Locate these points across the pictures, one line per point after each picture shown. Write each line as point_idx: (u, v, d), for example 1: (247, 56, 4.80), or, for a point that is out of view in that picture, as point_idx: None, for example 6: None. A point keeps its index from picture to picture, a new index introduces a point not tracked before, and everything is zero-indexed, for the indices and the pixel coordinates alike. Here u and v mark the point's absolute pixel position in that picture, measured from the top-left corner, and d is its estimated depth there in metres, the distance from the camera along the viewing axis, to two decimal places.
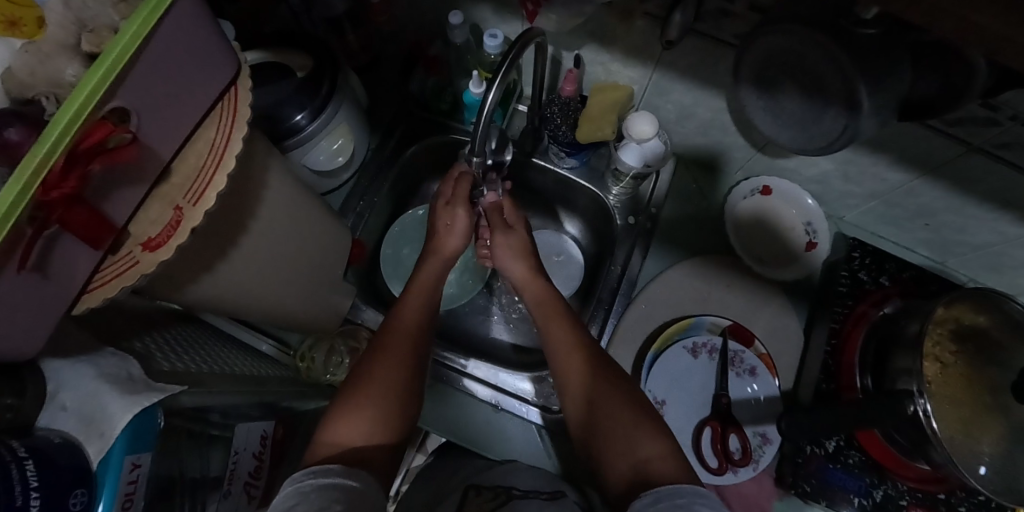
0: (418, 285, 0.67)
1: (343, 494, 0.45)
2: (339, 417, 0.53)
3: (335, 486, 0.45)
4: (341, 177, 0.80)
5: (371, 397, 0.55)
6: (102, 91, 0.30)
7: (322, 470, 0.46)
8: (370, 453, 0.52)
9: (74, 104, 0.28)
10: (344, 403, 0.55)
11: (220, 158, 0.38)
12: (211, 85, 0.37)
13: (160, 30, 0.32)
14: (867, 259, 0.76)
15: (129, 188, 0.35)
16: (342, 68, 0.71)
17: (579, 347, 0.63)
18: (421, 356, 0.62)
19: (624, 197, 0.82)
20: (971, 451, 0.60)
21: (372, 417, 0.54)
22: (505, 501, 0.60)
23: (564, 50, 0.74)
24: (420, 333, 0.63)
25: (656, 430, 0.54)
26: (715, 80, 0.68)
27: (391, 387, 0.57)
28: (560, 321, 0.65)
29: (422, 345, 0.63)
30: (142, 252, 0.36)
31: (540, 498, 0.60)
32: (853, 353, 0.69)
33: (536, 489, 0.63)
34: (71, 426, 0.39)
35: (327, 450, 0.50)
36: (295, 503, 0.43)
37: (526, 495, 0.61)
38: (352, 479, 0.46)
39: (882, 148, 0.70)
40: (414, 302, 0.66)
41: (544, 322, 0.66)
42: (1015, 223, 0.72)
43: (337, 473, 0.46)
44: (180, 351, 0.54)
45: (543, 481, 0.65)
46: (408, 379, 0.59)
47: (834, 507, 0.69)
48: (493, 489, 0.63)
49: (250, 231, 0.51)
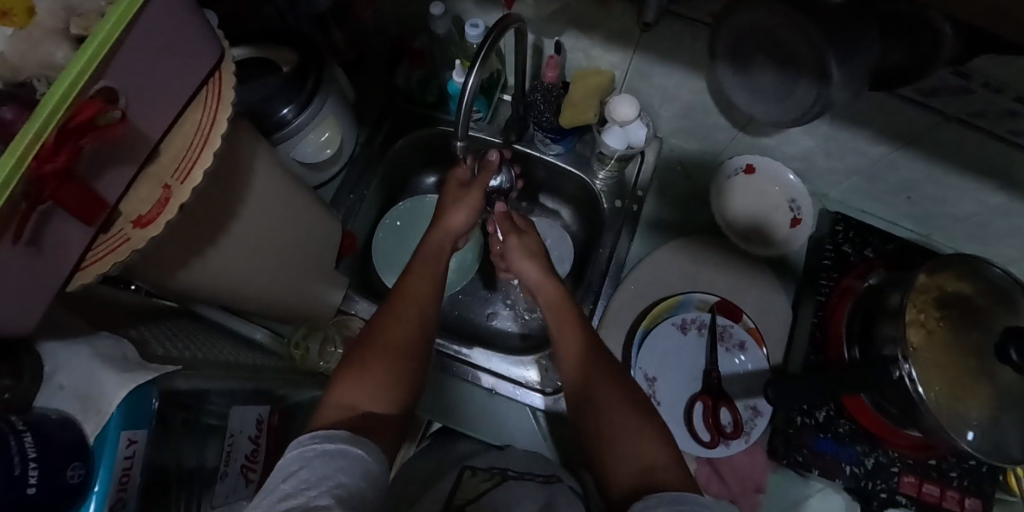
0: (423, 256, 0.70)
1: (348, 461, 0.46)
2: (344, 384, 0.55)
3: (341, 454, 0.46)
4: (329, 171, 0.81)
5: (377, 367, 0.57)
6: (91, 71, 0.31)
7: (327, 435, 0.48)
8: (373, 422, 0.53)
9: (65, 79, 0.30)
10: (348, 371, 0.57)
11: (206, 137, 0.39)
12: (197, 68, 0.39)
13: (145, 12, 0.33)
14: (851, 232, 0.78)
15: (120, 168, 0.36)
16: (328, 63, 0.72)
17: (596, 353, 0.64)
18: (429, 326, 0.64)
19: (610, 182, 0.83)
20: (958, 415, 0.61)
21: (377, 384, 0.56)
22: (500, 481, 0.61)
23: (544, 37, 0.75)
24: (429, 303, 0.66)
25: (650, 429, 0.56)
26: (694, 61, 0.69)
27: (393, 359, 0.58)
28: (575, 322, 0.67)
29: (428, 317, 0.65)
30: (133, 229, 0.37)
31: (534, 480, 0.61)
32: (840, 322, 0.71)
33: (532, 471, 0.64)
34: (66, 407, 0.40)
35: (334, 413, 0.52)
36: (298, 467, 0.44)
37: (521, 476, 0.62)
38: (357, 448, 0.47)
39: (859, 122, 0.71)
40: (421, 271, 0.68)
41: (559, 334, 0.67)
42: (995, 191, 0.73)
43: (344, 440, 0.47)
44: (175, 340, 0.55)
45: (536, 464, 0.66)
46: (416, 350, 0.61)
47: (826, 475, 0.70)
48: (488, 471, 0.64)
49: (240, 216, 0.52)
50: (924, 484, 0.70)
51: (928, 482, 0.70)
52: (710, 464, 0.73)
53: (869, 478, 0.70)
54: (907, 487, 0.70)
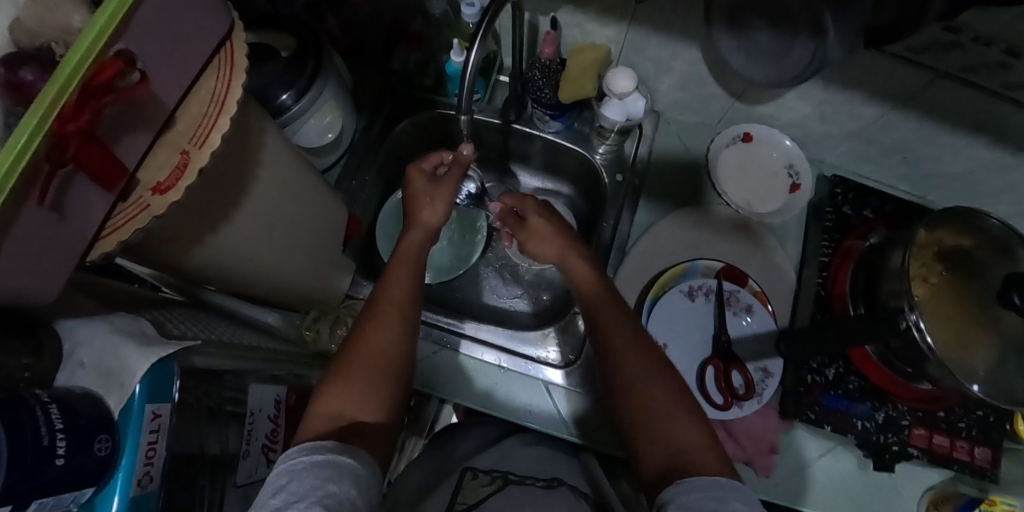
0: (402, 254, 0.69)
1: (337, 471, 0.45)
2: (329, 393, 0.54)
3: (329, 463, 0.46)
4: (330, 157, 0.81)
5: (362, 372, 0.56)
6: (109, 34, 0.32)
7: (315, 446, 0.47)
8: (362, 427, 0.52)
9: (86, 37, 0.30)
10: (332, 378, 0.55)
11: (221, 104, 0.40)
12: (210, 36, 0.39)
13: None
14: (850, 195, 0.79)
15: (139, 133, 0.36)
16: (326, 48, 0.73)
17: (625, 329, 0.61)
18: (410, 327, 0.62)
19: (609, 155, 0.84)
20: (966, 364, 0.63)
21: (363, 389, 0.55)
22: (501, 486, 0.60)
23: (540, 14, 0.76)
24: (411, 301, 0.64)
25: (680, 406, 0.54)
26: (689, 30, 0.70)
27: (378, 361, 0.57)
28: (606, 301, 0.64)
29: (411, 315, 0.63)
30: (152, 196, 0.38)
31: (536, 485, 0.61)
32: (843, 284, 0.72)
33: (535, 475, 0.65)
34: (89, 382, 0.40)
35: (319, 422, 0.51)
36: (287, 481, 0.44)
37: (522, 480, 0.62)
38: (345, 456, 0.47)
39: (853, 84, 0.72)
40: (400, 270, 0.67)
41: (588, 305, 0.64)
42: (988, 146, 0.75)
43: (330, 450, 0.47)
44: (190, 323, 0.55)
45: (540, 467, 0.67)
46: (400, 351, 0.60)
47: (838, 431, 0.71)
48: (488, 474, 0.63)
49: (251, 194, 0.52)
50: (935, 436, 0.72)
51: (939, 434, 0.72)
52: (724, 426, 0.74)
53: (881, 432, 0.72)
54: (918, 439, 0.72)
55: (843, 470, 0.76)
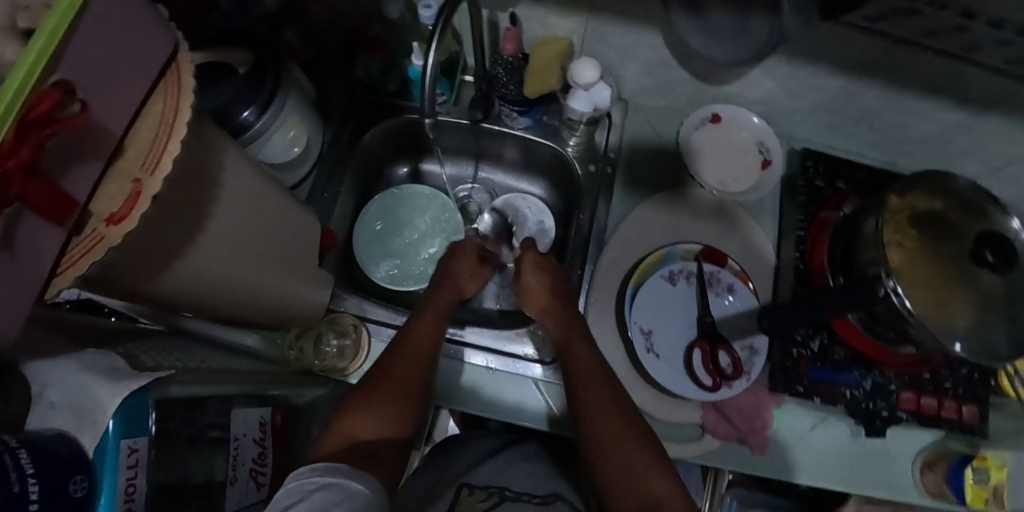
0: (435, 302, 0.70)
1: (346, 495, 0.47)
2: (348, 416, 0.56)
3: (340, 488, 0.47)
4: (300, 172, 0.80)
5: (382, 400, 0.58)
6: (43, 61, 0.31)
7: (328, 468, 0.49)
8: (372, 452, 0.54)
9: (22, 67, 0.30)
10: (352, 403, 0.58)
11: (171, 128, 0.39)
12: (153, 59, 0.38)
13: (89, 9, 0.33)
14: (820, 166, 0.80)
15: (88, 164, 0.35)
16: (285, 61, 0.71)
17: (594, 370, 0.63)
18: (432, 362, 0.64)
19: (581, 147, 0.85)
20: (949, 326, 0.63)
21: (381, 414, 0.57)
22: (497, 502, 0.65)
23: (498, 11, 0.75)
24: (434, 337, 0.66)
25: (654, 462, 0.56)
26: (648, 16, 0.70)
27: (398, 390, 0.59)
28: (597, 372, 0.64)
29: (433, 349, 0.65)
30: (107, 227, 0.37)
31: (532, 502, 0.66)
32: (821, 255, 0.73)
33: (531, 491, 0.69)
34: (61, 422, 0.39)
35: (335, 442, 0.54)
36: (300, 499, 0.45)
37: (518, 497, 0.67)
38: (356, 482, 0.49)
39: (815, 57, 0.73)
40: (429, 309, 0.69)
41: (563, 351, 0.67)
42: (952, 107, 0.76)
43: (343, 473, 0.49)
44: (166, 353, 0.54)
45: (538, 482, 0.70)
46: (421, 381, 0.62)
47: (829, 401, 0.73)
48: (485, 489, 0.68)
49: (215, 215, 0.51)
50: (923, 398, 0.73)
51: (926, 395, 0.73)
52: (715, 407, 0.74)
53: (870, 399, 0.73)
54: (907, 403, 0.73)
55: (835, 439, 0.77)
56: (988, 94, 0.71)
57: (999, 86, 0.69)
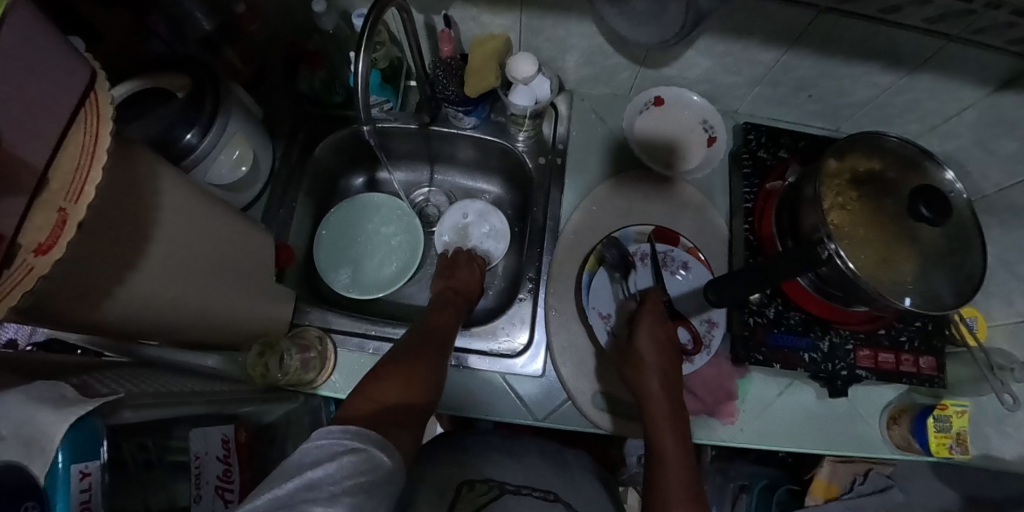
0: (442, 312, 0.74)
1: (371, 469, 0.45)
2: (375, 385, 0.56)
3: (366, 458, 0.46)
4: (252, 191, 0.80)
5: (407, 377, 0.58)
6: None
7: (359, 432, 0.47)
8: (397, 416, 0.53)
9: None
10: (376, 377, 0.57)
11: (92, 155, 0.40)
12: (68, 91, 0.39)
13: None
14: (763, 138, 0.82)
15: (8, 198, 0.36)
16: (224, 82, 0.72)
17: (676, 443, 0.62)
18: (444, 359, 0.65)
19: (530, 141, 0.86)
20: (891, 281, 0.66)
21: (405, 389, 0.57)
22: (498, 495, 0.66)
23: (433, 14, 0.76)
24: (447, 343, 0.68)
25: None
26: (578, 7, 0.71)
27: (415, 373, 0.60)
28: (676, 439, 0.63)
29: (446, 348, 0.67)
30: (35, 257, 0.38)
31: (533, 495, 0.67)
32: (769, 225, 0.75)
33: (530, 484, 0.70)
34: (7, 453, 0.39)
35: (359, 406, 0.52)
36: (326, 461, 0.44)
37: (518, 490, 0.67)
38: (385, 455, 0.47)
39: (744, 33, 0.74)
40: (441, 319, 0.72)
41: (653, 419, 0.65)
42: (882, 70, 0.78)
43: (372, 441, 0.47)
44: (123, 380, 0.55)
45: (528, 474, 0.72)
46: (435, 374, 0.62)
47: (788, 366, 0.74)
48: (486, 483, 0.67)
49: (155, 239, 0.52)
50: (880, 354, 0.75)
51: (883, 351, 0.75)
52: None
53: (828, 360, 0.74)
54: (865, 360, 0.74)
55: (802, 403, 0.79)
56: (913, 54, 0.73)
57: (923, 45, 0.71)
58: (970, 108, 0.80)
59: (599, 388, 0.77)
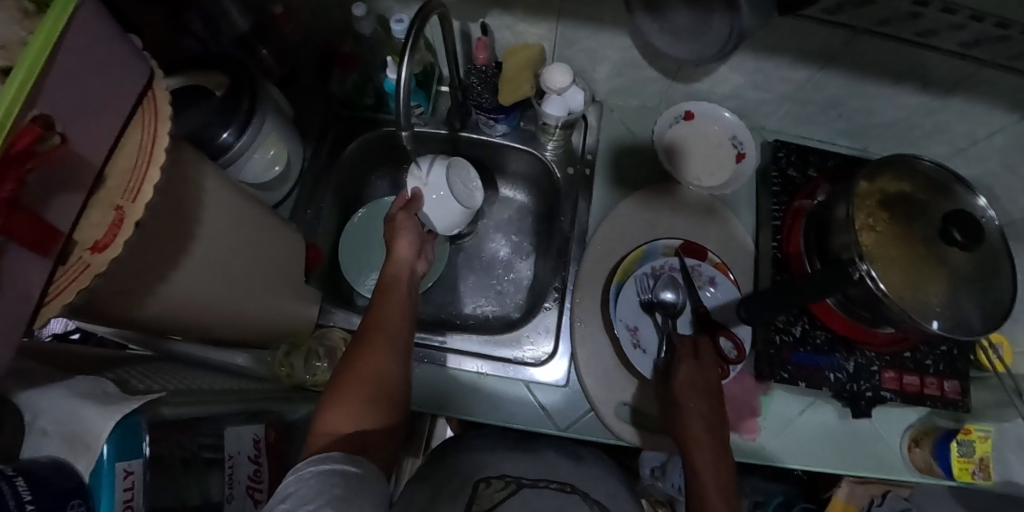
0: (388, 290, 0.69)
1: (345, 477, 0.48)
2: (329, 410, 0.55)
3: (336, 472, 0.48)
4: (282, 190, 0.81)
5: (356, 393, 0.56)
6: (26, 93, 0.32)
7: (322, 457, 0.49)
8: (367, 438, 0.54)
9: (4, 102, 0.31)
10: (330, 398, 0.56)
11: (149, 154, 0.41)
12: (128, 89, 0.40)
13: (67, 36, 0.34)
14: (792, 156, 0.82)
15: (68, 195, 0.36)
16: (260, 81, 0.72)
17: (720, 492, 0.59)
18: (400, 354, 0.62)
19: (559, 150, 0.87)
20: (920, 303, 0.65)
21: (362, 407, 0.56)
22: (515, 490, 0.58)
23: (469, 21, 0.77)
24: (401, 331, 0.64)
25: None
26: (615, 20, 0.72)
27: (370, 381, 0.58)
28: (719, 483, 0.60)
29: (400, 339, 0.63)
30: (91, 255, 0.38)
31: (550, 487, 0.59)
32: (797, 242, 0.75)
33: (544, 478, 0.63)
34: (54, 449, 0.40)
35: (325, 438, 0.53)
36: (296, 488, 0.46)
37: (534, 482, 0.60)
38: (353, 465, 0.49)
39: (779, 51, 0.75)
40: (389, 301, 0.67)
41: (695, 467, 0.62)
42: (914, 92, 0.78)
43: (337, 460, 0.49)
44: (156, 376, 0.54)
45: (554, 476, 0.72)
46: (392, 374, 0.60)
47: (813, 385, 0.74)
48: (502, 479, 0.61)
49: (198, 238, 0.52)
50: (905, 376, 0.75)
51: (908, 373, 0.75)
52: None
53: (853, 381, 0.74)
54: (890, 382, 0.74)
55: (824, 422, 0.79)
56: (945, 77, 0.74)
57: (956, 68, 0.71)
58: (1000, 133, 0.80)
59: (623, 399, 0.77)
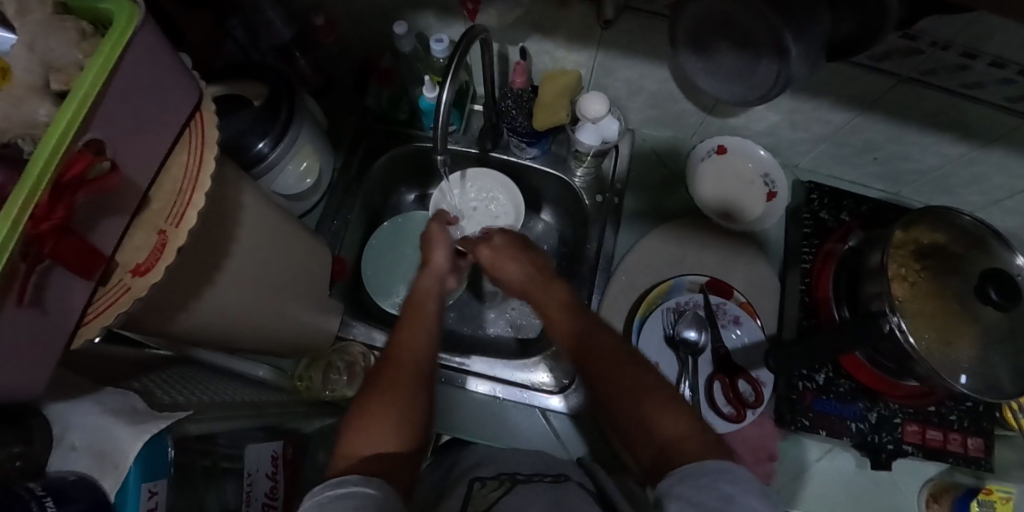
0: (415, 309, 0.69)
1: (362, 500, 0.44)
2: (353, 431, 0.53)
3: (353, 494, 0.45)
4: (311, 199, 0.82)
5: (378, 414, 0.54)
6: (82, 114, 0.31)
7: (340, 481, 0.46)
8: (391, 461, 0.51)
9: (56, 131, 0.29)
10: (353, 419, 0.54)
11: (195, 180, 0.40)
12: (179, 113, 0.39)
13: (127, 55, 0.33)
14: (825, 198, 0.83)
15: (113, 218, 0.35)
16: (297, 91, 0.72)
17: (573, 321, 0.66)
18: (428, 374, 0.61)
19: (589, 178, 0.86)
20: (950, 360, 0.63)
21: (385, 427, 0.53)
22: (510, 488, 0.55)
23: (509, 45, 0.77)
24: (427, 353, 0.63)
25: (669, 402, 0.55)
26: (655, 52, 0.71)
27: (391, 400, 0.55)
28: (562, 309, 0.68)
29: (424, 360, 0.62)
30: (132, 278, 0.37)
31: (543, 482, 0.56)
32: (826, 288, 0.75)
33: (540, 473, 0.59)
34: (83, 466, 0.39)
35: (344, 462, 0.50)
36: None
37: (529, 479, 0.57)
38: (370, 486, 0.46)
39: (821, 93, 0.74)
40: (412, 327, 0.65)
41: (544, 305, 0.70)
42: (956, 142, 0.76)
43: (355, 483, 0.46)
44: (182, 387, 0.54)
45: (543, 465, 0.61)
46: (419, 395, 0.57)
47: (834, 434, 0.73)
48: (496, 478, 0.57)
49: (233, 254, 0.52)
50: (928, 431, 0.73)
51: (932, 428, 0.73)
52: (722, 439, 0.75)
53: (875, 432, 0.73)
54: (912, 436, 0.73)
55: (841, 470, 0.77)
56: (991, 130, 0.72)
57: (1000, 123, 0.70)
58: None
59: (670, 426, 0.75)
